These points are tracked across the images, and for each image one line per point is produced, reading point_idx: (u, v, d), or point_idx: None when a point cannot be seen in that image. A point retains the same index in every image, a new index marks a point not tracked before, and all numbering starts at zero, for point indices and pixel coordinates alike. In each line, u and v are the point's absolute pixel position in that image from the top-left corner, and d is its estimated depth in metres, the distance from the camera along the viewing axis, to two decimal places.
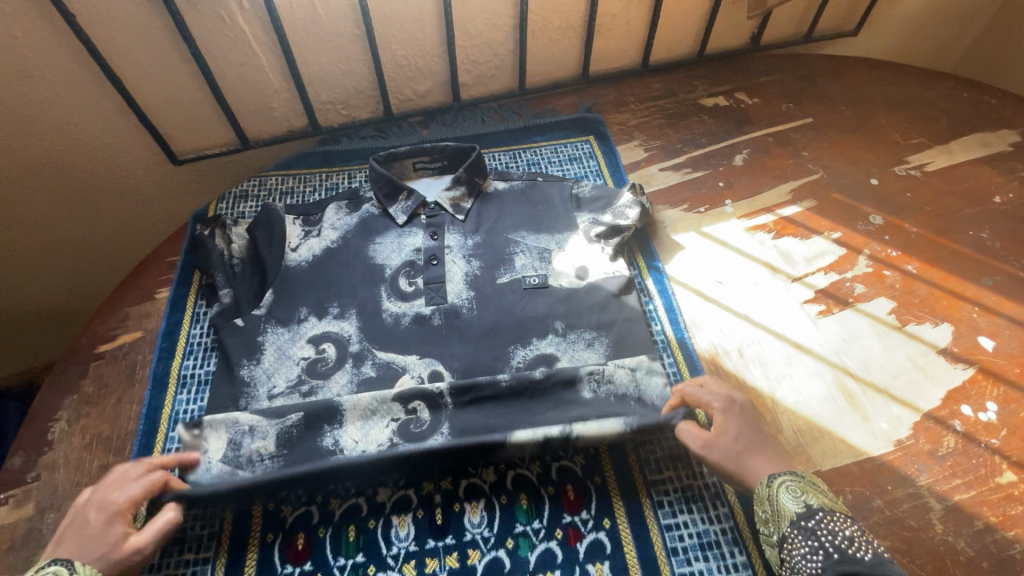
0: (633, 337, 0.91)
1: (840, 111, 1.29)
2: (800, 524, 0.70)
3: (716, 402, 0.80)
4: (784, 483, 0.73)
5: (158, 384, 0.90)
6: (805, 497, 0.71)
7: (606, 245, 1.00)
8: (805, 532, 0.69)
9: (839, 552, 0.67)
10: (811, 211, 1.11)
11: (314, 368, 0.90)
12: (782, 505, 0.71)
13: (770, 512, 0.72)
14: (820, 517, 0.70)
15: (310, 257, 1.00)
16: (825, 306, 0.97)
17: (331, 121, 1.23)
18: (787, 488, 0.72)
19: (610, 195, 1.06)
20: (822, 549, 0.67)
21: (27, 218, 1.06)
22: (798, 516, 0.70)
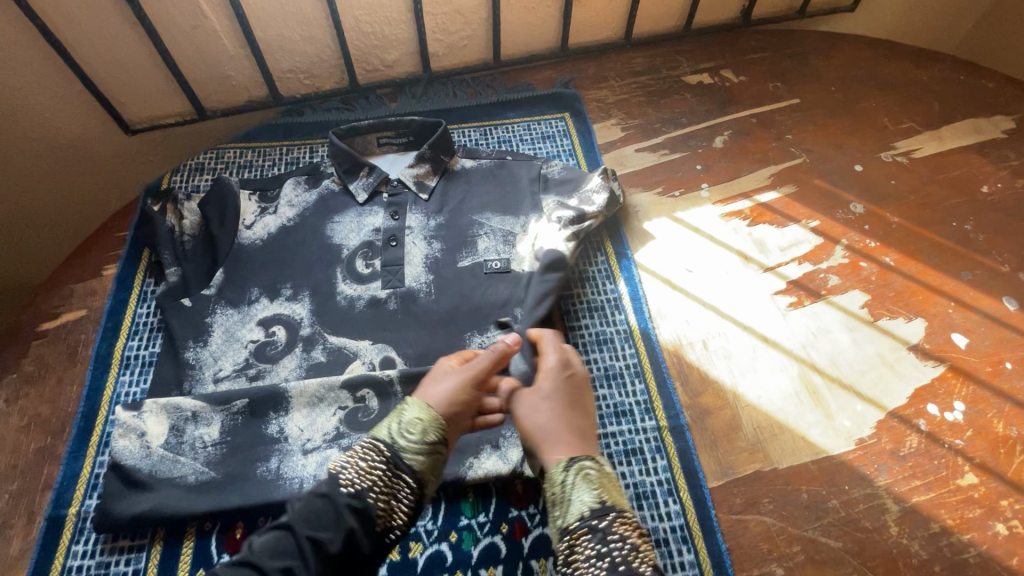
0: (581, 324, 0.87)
1: (828, 92, 1.23)
2: (588, 524, 0.57)
3: (552, 356, 0.72)
4: (583, 472, 0.61)
5: (100, 364, 0.86)
6: (603, 492, 0.60)
7: (563, 225, 0.94)
8: (594, 534, 0.57)
9: (628, 566, 0.55)
10: (790, 198, 1.06)
11: (262, 352, 0.87)
12: (574, 493, 0.60)
13: (561, 502, 0.60)
14: (613, 518, 0.58)
15: (264, 235, 0.97)
16: (796, 298, 0.94)
17: (294, 91, 1.18)
18: (584, 478, 0.61)
19: (577, 179, 1.01)
20: (610, 557, 0.55)
21: None
22: (589, 513, 0.58)
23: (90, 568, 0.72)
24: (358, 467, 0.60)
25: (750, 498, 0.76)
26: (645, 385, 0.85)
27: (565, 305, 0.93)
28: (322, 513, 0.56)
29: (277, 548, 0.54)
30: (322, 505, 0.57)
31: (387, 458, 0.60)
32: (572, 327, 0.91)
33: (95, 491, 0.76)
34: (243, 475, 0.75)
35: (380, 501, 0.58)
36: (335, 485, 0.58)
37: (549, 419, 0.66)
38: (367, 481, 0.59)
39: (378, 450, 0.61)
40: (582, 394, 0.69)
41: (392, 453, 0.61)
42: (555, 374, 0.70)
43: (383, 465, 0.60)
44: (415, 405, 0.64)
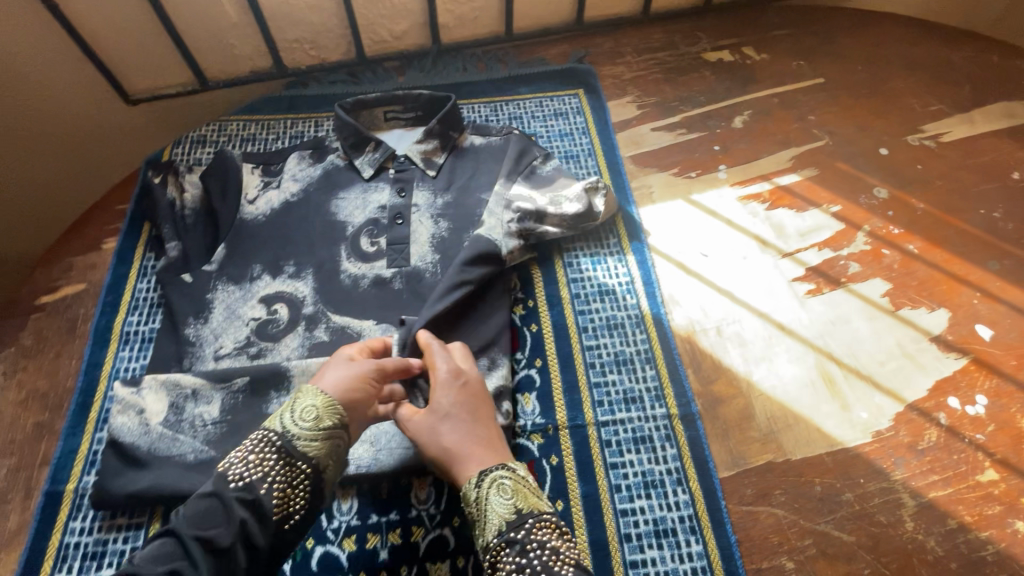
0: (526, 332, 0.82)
1: (855, 71, 1.18)
2: (507, 537, 0.60)
3: (443, 366, 0.70)
4: (495, 484, 0.63)
5: (99, 339, 0.85)
6: (519, 500, 0.63)
7: (516, 217, 0.88)
8: (512, 545, 0.59)
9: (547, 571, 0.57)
10: (810, 181, 1.02)
11: (264, 330, 0.85)
12: (491, 509, 0.62)
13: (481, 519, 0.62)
14: (529, 526, 0.60)
15: (267, 210, 0.94)
16: (814, 285, 0.91)
17: (299, 63, 1.14)
18: (497, 491, 0.63)
19: (564, 184, 0.94)
20: (528, 566, 0.57)
21: None
22: (505, 526, 0.60)
23: (88, 545, 0.71)
24: (247, 460, 0.61)
25: (761, 490, 0.74)
26: (656, 371, 0.82)
27: (575, 288, 0.90)
28: (212, 511, 0.57)
29: (163, 552, 0.54)
30: (211, 505, 0.57)
31: (278, 449, 0.62)
32: (582, 310, 0.88)
33: (94, 467, 0.75)
34: None
35: (271, 491, 0.60)
36: (223, 482, 0.59)
37: (447, 443, 0.66)
38: (258, 473, 0.60)
39: (269, 442, 0.62)
40: (478, 404, 0.69)
41: (284, 442, 0.62)
42: (449, 387, 0.69)
43: (274, 455, 0.62)
44: (308, 398, 0.65)
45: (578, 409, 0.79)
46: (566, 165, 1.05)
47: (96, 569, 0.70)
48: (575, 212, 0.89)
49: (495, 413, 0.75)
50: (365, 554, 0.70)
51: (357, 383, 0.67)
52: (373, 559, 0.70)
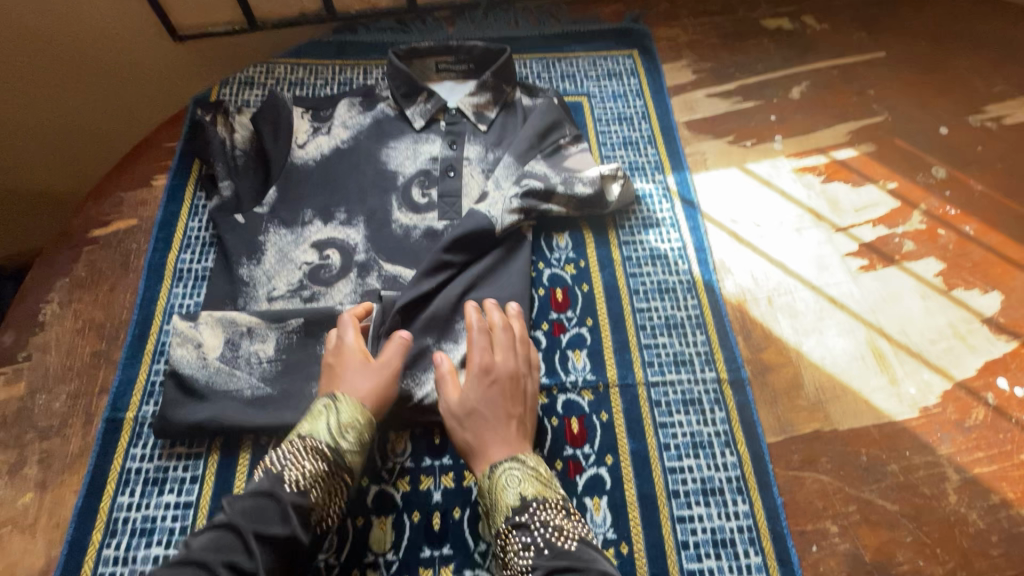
0: None
1: (918, 46, 1.15)
2: (513, 520, 0.61)
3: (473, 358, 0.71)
4: (502, 471, 0.65)
5: (155, 275, 0.85)
6: (526, 486, 0.64)
7: (522, 193, 0.86)
8: (518, 528, 0.61)
9: (550, 547, 0.59)
10: (868, 157, 1.00)
11: (316, 274, 0.85)
12: (500, 495, 0.64)
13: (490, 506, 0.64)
14: (534, 509, 0.62)
15: (318, 155, 0.94)
16: (868, 261, 0.90)
17: (348, 7, 1.11)
18: (505, 479, 0.64)
19: (585, 166, 0.92)
20: (533, 544, 0.59)
21: (28, 98, 0.99)
22: (511, 511, 0.62)
23: (148, 472, 0.73)
24: (301, 465, 0.62)
25: (808, 456, 0.75)
26: (707, 336, 0.82)
27: (626, 250, 0.89)
28: (266, 510, 0.58)
29: (220, 543, 0.55)
30: (266, 504, 0.59)
31: (329, 460, 0.64)
32: (633, 273, 0.88)
33: (153, 398, 0.76)
34: (297, 393, 0.75)
35: (317, 498, 0.62)
36: (277, 484, 0.60)
37: (472, 435, 0.67)
38: (310, 479, 0.62)
39: (320, 451, 0.64)
40: (511, 398, 0.69)
41: (335, 456, 0.64)
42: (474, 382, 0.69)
43: (325, 466, 0.63)
44: (348, 407, 0.67)
45: (628, 368, 0.80)
46: (619, 127, 1.02)
47: (157, 494, 0.71)
48: (582, 196, 0.88)
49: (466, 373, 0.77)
50: (419, 495, 0.72)
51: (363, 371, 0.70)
52: (427, 499, 0.72)
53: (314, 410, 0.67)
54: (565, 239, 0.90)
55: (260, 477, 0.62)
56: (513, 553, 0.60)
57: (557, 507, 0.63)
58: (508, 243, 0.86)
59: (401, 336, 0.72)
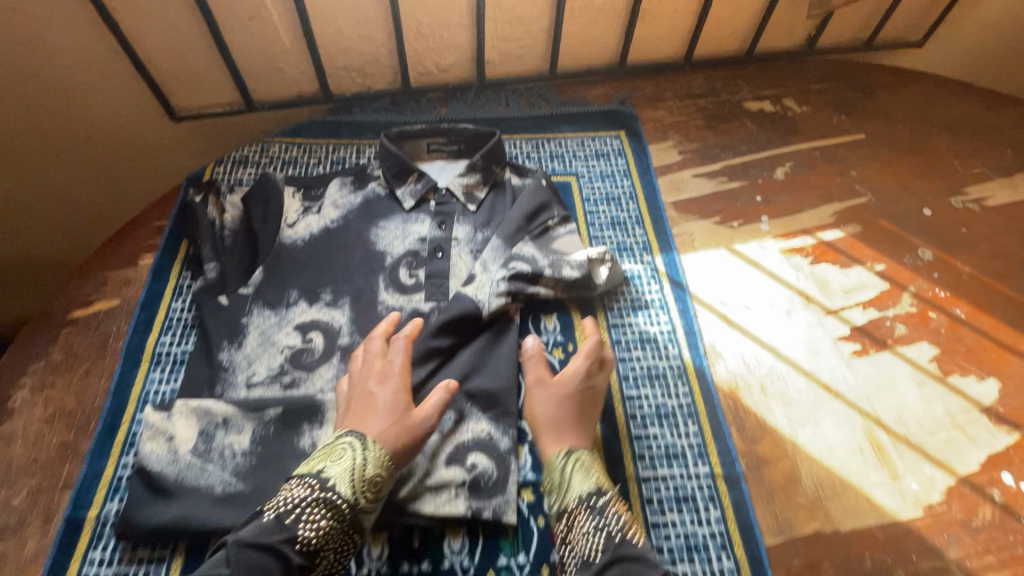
0: (508, 406, 0.78)
1: (896, 128, 1.18)
2: (586, 503, 0.67)
3: (577, 363, 0.78)
4: (577, 458, 0.71)
5: (131, 359, 0.82)
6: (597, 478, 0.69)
7: (509, 276, 0.86)
8: (592, 511, 0.66)
9: (619, 536, 0.64)
10: (854, 238, 1.01)
11: (298, 359, 0.83)
12: (570, 486, 0.69)
13: (558, 487, 0.70)
14: (606, 499, 0.67)
15: (307, 235, 0.94)
16: (860, 345, 0.88)
17: (344, 89, 1.15)
18: (581, 464, 0.70)
19: (573, 248, 0.92)
20: (605, 530, 0.64)
21: (27, 175, 1.01)
22: (587, 494, 0.67)
23: None
24: (318, 524, 0.62)
25: (809, 561, 0.70)
26: (699, 427, 0.79)
27: (615, 333, 0.88)
28: (265, 564, 0.58)
29: None
30: (269, 558, 0.58)
31: (344, 517, 0.64)
32: (623, 357, 0.86)
33: (118, 494, 0.73)
34: (271, 491, 0.71)
35: (323, 554, 0.62)
36: (289, 538, 0.60)
37: (551, 415, 0.75)
38: (322, 536, 0.62)
39: (337, 508, 0.64)
40: (593, 408, 0.76)
41: (350, 513, 0.65)
42: (577, 378, 0.77)
43: (338, 524, 0.64)
44: (376, 458, 0.68)
45: (618, 463, 0.77)
46: (607, 208, 1.03)
47: None
48: (570, 279, 0.87)
49: (458, 469, 0.74)
50: None
51: (386, 407, 0.72)
52: None
53: (336, 448, 0.68)
54: (553, 322, 0.90)
55: (269, 522, 0.61)
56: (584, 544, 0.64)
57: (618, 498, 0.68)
58: (495, 327, 0.85)
59: (447, 384, 0.74)
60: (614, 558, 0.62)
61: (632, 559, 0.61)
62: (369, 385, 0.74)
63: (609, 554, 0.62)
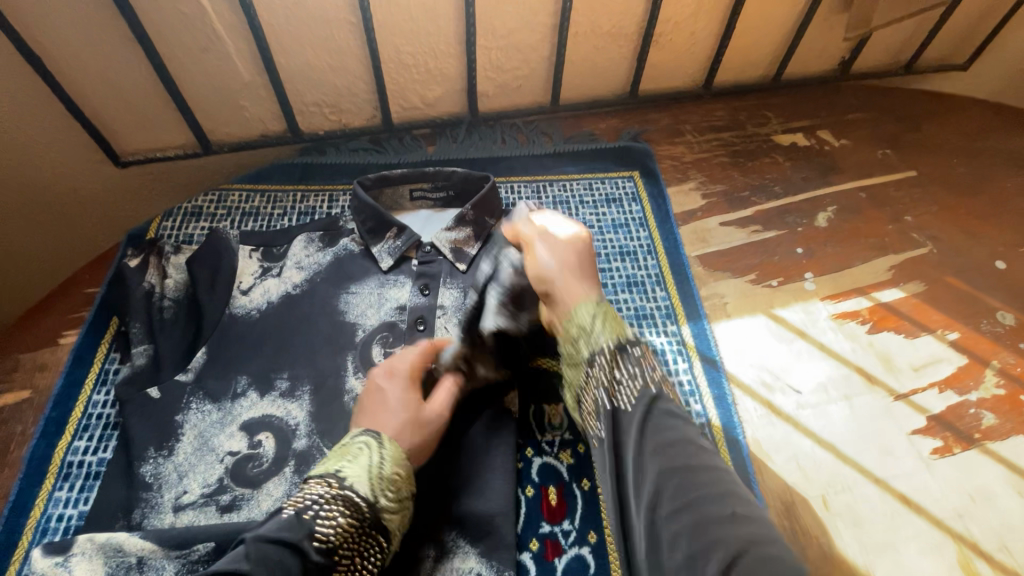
0: (506, 536, 0.62)
1: (951, 164, 1.03)
2: (625, 347, 0.55)
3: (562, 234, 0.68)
4: (609, 312, 0.60)
5: (32, 474, 0.67)
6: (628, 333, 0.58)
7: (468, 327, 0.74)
8: (631, 356, 0.55)
9: (660, 387, 0.53)
10: (918, 299, 0.85)
11: (241, 470, 0.66)
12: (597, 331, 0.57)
13: (588, 331, 0.58)
14: (643, 349, 0.56)
15: (263, 304, 0.78)
16: (942, 443, 0.71)
17: (316, 127, 1.00)
18: (614, 316, 0.59)
19: None
20: (645, 376, 0.53)
21: None
22: (625, 339, 0.56)
23: None
24: (337, 524, 0.51)
25: None
26: None
27: None
28: (287, 566, 0.47)
29: None
30: (290, 563, 0.48)
31: (366, 518, 0.53)
32: None
33: None
34: None
35: (344, 564, 0.51)
36: (305, 538, 0.49)
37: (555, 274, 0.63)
38: (341, 538, 0.51)
39: (355, 507, 0.53)
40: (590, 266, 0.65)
41: (371, 514, 0.53)
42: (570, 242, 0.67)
43: (358, 526, 0.52)
44: (393, 455, 0.57)
45: None
46: (622, 264, 0.88)
47: None
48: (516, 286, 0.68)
49: None
50: None
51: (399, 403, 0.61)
52: None
53: (351, 448, 0.57)
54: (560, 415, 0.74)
55: (286, 521, 0.50)
56: (618, 389, 0.53)
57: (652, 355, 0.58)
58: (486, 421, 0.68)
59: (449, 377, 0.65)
60: (657, 406, 0.51)
61: (673, 413, 0.51)
62: (379, 378, 0.63)
63: (652, 404, 0.51)
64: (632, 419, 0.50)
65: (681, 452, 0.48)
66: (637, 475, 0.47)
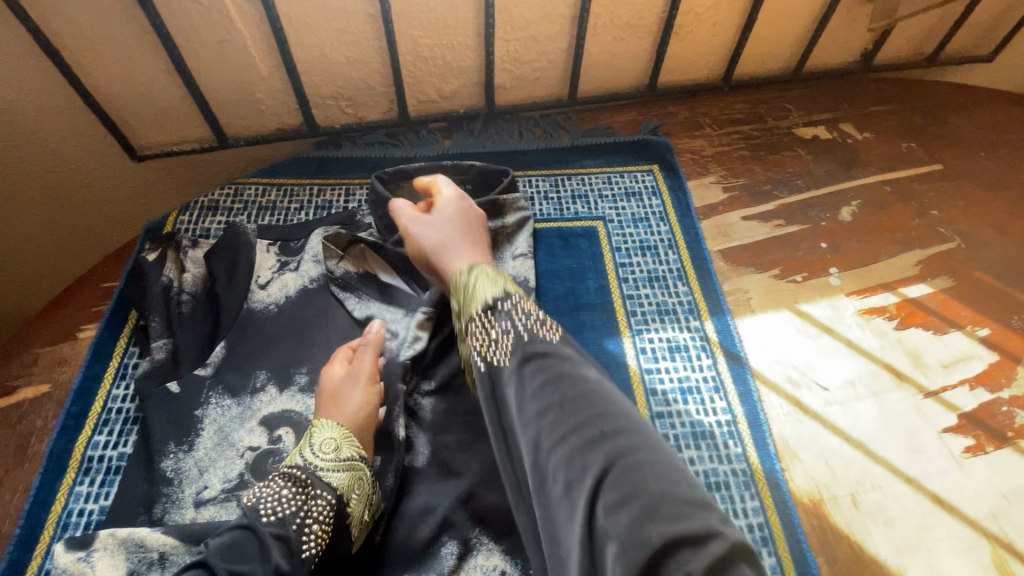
0: None
1: (978, 158, 1.01)
2: (491, 307, 0.56)
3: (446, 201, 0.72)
4: (483, 273, 0.61)
5: (53, 468, 0.66)
6: (504, 286, 0.59)
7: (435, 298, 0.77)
8: (497, 313, 0.56)
9: (529, 332, 0.53)
10: (947, 295, 0.83)
11: (261, 465, 0.66)
12: (476, 294, 0.58)
13: (463, 301, 0.60)
14: (514, 301, 0.57)
15: (281, 298, 0.77)
16: (974, 441, 0.69)
17: (333, 121, 0.99)
18: (487, 276, 0.60)
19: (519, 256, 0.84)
20: (513, 327, 0.54)
21: None
22: (491, 297, 0.57)
23: None
24: (282, 494, 0.52)
25: None
26: (778, 560, 0.61)
27: (662, 427, 0.70)
28: (243, 543, 0.47)
29: None
30: (247, 541, 0.48)
31: (305, 480, 0.54)
32: None
33: None
34: None
35: (308, 532, 0.51)
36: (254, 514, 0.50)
37: (438, 243, 0.67)
38: (293, 506, 0.52)
39: (294, 477, 0.54)
40: (472, 229, 0.69)
41: (307, 474, 0.55)
42: (450, 209, 0.71)
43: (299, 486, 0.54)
44: (326, 427, 0.60)
45: None
46: (642, 259, 0.86)
47: None
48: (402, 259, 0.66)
49: None
50: None
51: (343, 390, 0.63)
52: None
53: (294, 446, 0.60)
54: None
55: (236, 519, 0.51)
56: (490, 346, 0.54)
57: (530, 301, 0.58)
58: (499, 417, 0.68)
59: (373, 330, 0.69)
60: (528, 355, 0.51)
61: (546, 354, 0.51)
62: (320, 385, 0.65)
63: (519, 353, 0.52)
64: (507, 370, 0.51)
65: (558, 387, 0.49)
66: (520, 421, 0.48)
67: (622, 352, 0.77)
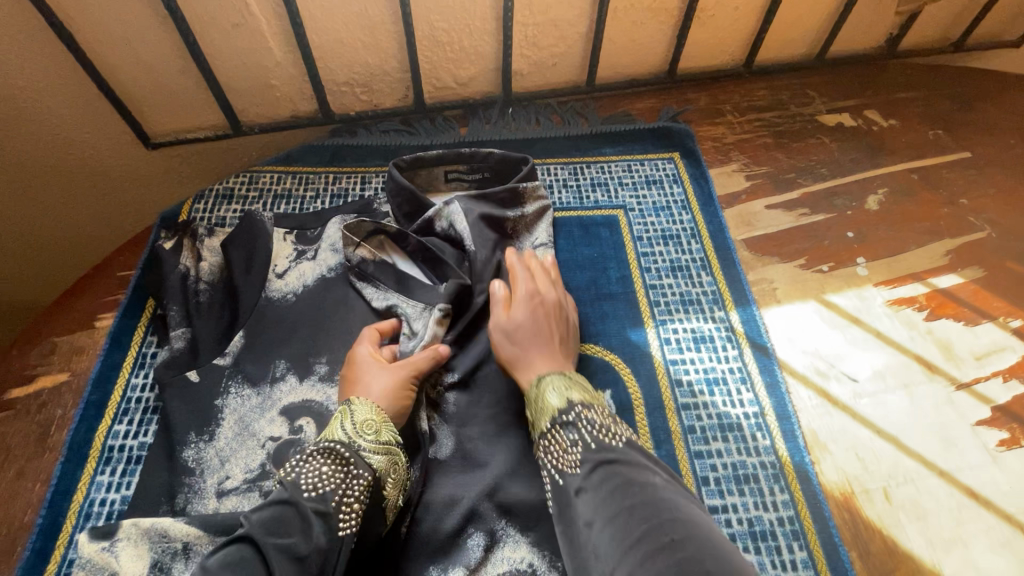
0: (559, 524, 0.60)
1: (1008, 146, 0.98)
2: (559, 421, 0.57)
3: (520, 287, 0.68)
4: (553, 381, 0.61)
5: (74, 457, 0.66)
6: (570, 392, 0.59)
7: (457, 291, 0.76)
8: (564, 426, 0.56)
9: (598, 443, 0.54)
10: (978, 285, 0.81)
11: (283, 455, 0.65)
12: (544, 404, 0.59)
13: (534, 413, 0.60)
14: (582, 411, 0.57)
15: (299, 287, 0.76)
16: (1008, 434, 0.68)
17: (348, 108, 0.98)
18: (558, 382, 0.60)
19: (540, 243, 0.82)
20: (579, 439, 0.55)
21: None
22: (558, 411, 0.58)
23: None
24: (322, 471, 0.52)
25: None
26: (809, 553, 0.60)
27: (688, 419, 0.69)
28: (285, 518, 0.49)
29: (237, 557, 0.45)
30: (288, 515, 0.49)
31: (346, 459, 0.54)
32: (700, 452, 0.67)
33: None
34: None
35: (348, 510, 0.51)
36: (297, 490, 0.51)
37: (512, 344, 0.65)
38: (333, 483, 0.52)
39: (335, 453, 0.54)
40: (548, 325, 0.66)
41: (350, 452, 0.54)
42: (523, 299, 0.67)
43: (340, 464, 0.53)
44: (364, 406, 0.58)
45: None
46: (664, 248, 0.85)
47: None
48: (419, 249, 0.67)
49: None
50: None
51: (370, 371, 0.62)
52: None
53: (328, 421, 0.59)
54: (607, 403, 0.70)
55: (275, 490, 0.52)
56: (559, 460, 0.55)
57: (603, 411, 0.58)
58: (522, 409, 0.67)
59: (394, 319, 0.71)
60: (593, 469, 0.52)
61: (613, 465, 0.52)
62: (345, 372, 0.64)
63: (585, 469, 0.52)
64: (574, 483, 0.53)
65: (622, 494, 0.48)
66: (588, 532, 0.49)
67: (646, 342, 0.75)
